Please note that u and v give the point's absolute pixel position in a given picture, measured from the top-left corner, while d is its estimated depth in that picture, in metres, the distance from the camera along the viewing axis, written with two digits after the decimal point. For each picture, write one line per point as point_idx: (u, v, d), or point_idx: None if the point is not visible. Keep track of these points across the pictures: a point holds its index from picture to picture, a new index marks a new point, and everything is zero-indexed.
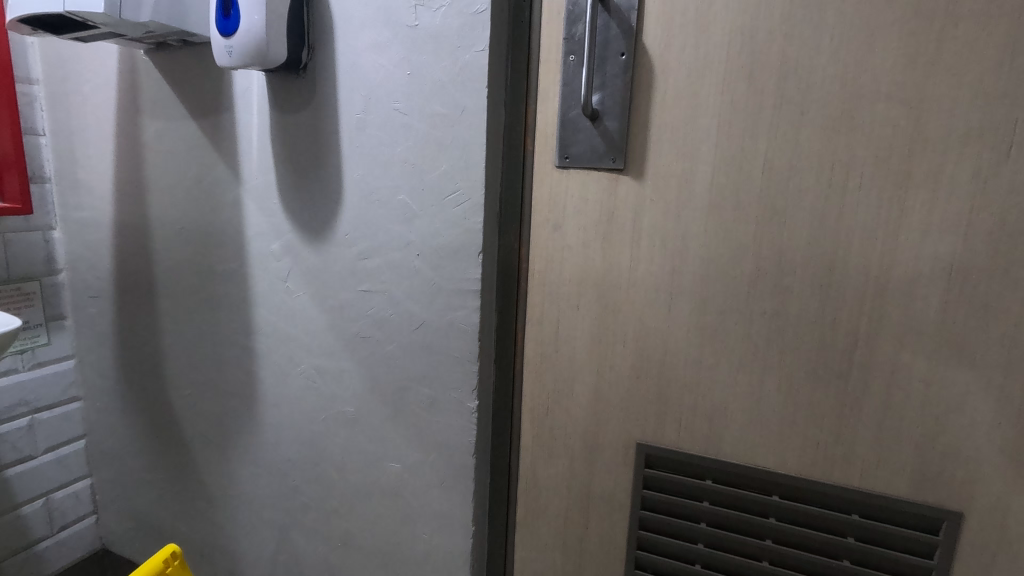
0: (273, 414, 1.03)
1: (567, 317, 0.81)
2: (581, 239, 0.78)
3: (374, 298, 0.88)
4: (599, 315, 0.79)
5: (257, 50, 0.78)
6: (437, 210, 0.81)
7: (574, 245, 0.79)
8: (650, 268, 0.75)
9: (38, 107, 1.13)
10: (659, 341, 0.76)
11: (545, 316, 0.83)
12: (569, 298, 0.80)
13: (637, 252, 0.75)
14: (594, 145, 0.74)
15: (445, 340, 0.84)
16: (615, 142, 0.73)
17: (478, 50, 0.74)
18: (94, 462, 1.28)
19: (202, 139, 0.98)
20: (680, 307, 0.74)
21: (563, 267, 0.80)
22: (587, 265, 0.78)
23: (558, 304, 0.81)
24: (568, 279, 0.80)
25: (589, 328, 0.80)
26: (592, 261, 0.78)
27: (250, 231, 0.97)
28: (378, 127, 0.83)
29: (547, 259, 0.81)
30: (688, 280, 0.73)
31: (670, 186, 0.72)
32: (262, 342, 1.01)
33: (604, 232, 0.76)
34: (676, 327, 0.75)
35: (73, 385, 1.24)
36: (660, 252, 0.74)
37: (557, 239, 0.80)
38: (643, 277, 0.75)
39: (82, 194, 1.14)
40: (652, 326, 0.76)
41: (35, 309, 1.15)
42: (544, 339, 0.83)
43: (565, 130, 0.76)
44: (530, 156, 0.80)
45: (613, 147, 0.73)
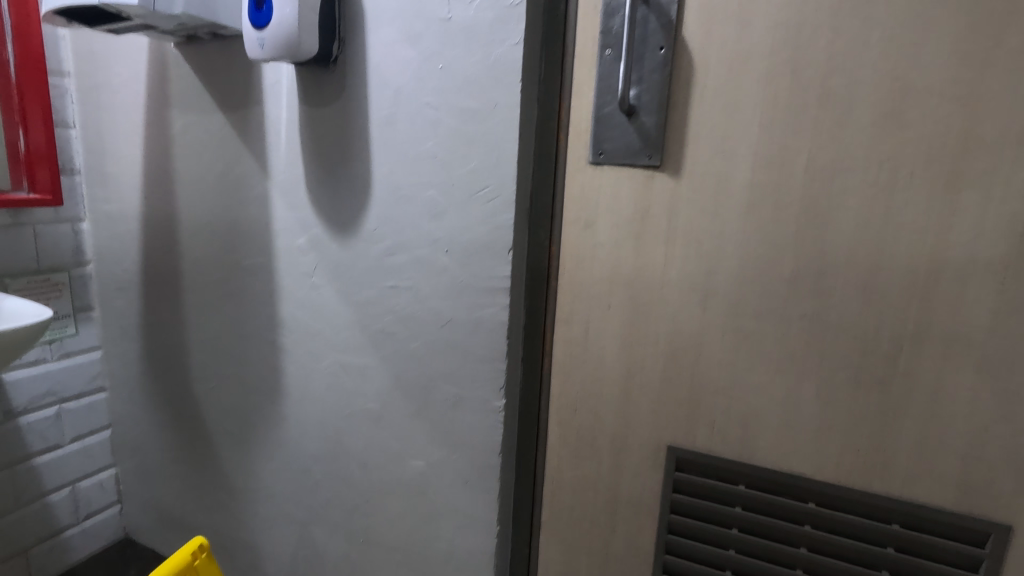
0: (297, 409, 1.02)
1: (597, 316, 0.79)
2: (613, 237, 0.76)
3: (401, 295, 0.88)
4: (630, 315, 0.77)
5: (289, 43, 0.77)
6: (466, 206, 0.80)
7: (606, 243, 0.77)
8: (685, 267, 0.73)
9: (69, 100, 1.14)
10: (692, 342, 0.74)
11: (575, 315, 0.81)
12: (599, 298, 0.79)
13: (671, 252, 0.73)
14: (630, 141, 0.73)
15: (472, 338, 0.83)
16: (651, 138, 0.72)
17: (512, 44, 0.73)
18: (118, 453, 1.29)
19: (230, 132, 0.98)
20: (715, 309, 0.72)
21: (594, 266, 0.78)
22: (619, 264, 0.77)
23: (588, 303, 0.80)
24: (598, 278, 0.78)
25: (619, 329, 0.78)
26: (624, 260, 0.76)
27: (277, 225, 0.97)
28: (408, 121, 0.82)
29: (578, 257, 0.79)
30: (724, 279, 0.71)
31: (708, 183, 0.70)
32: (287, 336, 1.00)
33: (637, 230, 0.75)
34: (711, 329, 0.73)
35: (100, 376, 1.25)
36: (696, 252, 0.72)
37: (588, 237, 0.78)
38: (677, 277, 0.74)
39: (111, 187, 1.15)
40: (685, 327, 0.74)
41: (63, 300, 1.16)
42: (573, 338, 0.82)
43: (599, 126, 0.75)
44: (562, 152, 0.78)
45: (649, 143, 0.72)
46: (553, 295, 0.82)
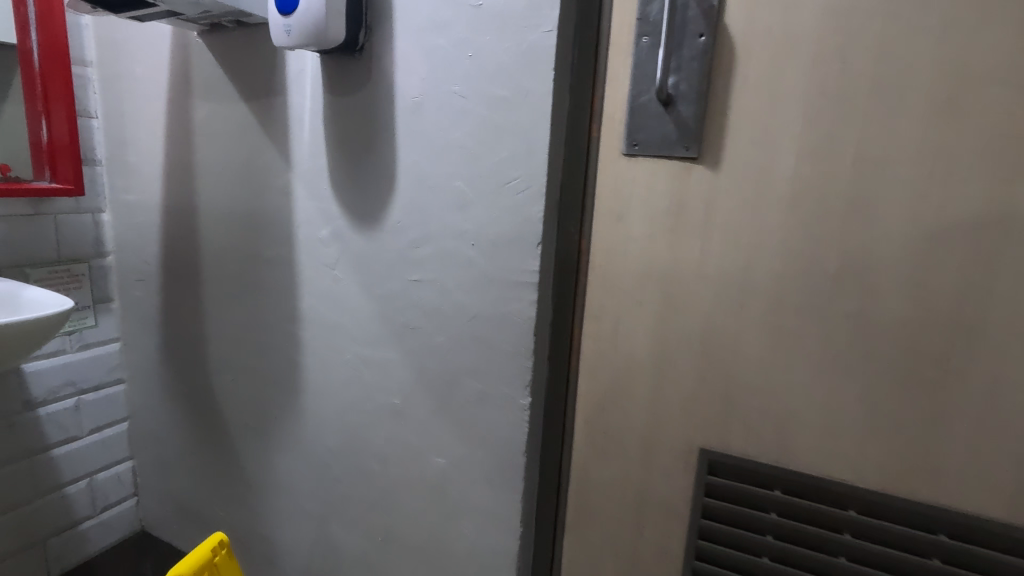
0: (316, 403, 1.01)
1: (627, 313, 0.77)
2: (647, 231, 0.74)
3: (425, 288, 0.86)
4: (663, 312, 0.75)
5: (317, 30, 0.76)
6: (494, 198, 0.78)
7: (640, 237, 0.75)
8: (722, 262, 0.70)
9: (91, 90, 1.14)
10: (728, 341, 0.72)
11: (605, 311, 0.79)
12: (631, 294, 0.76)
13: (708, 247, 0.71)
14: (666, 132, 0.70)
15: (497, 333, 0.81)
16: (689, 128, 0.69)
17: (545, 30, 0.71)
18: (135, 445, 1.29)
19: (253, 123, 0.97)
20: (753, 307, 0.70)
21: (625, 261, 0.76)
22: (652, 259, 0.74)
23: (619, 299, 0.77)
24: (630, 273, 0.76)
25: (651, 326, 0.76)
26: (657, 255, 0.74)
27: (299, 217, 0.96)
28: (435, 110, 0.80)
29: (609, 251, 0.77)
30: (763, 275, 0.69)
31: (748, 175, 0.68)
32: (307, 329, 0.99)
33: (672, 224, 0.72)
34: (749, 327, 0.70)
35: (118, 368, 1.25)
36: (734, 247, 0.70)
37: (620, 231, 0.76)
38: (713, 273, 0.71)
39: (132, 178, 1.14)
40: (721, 325, 0.72)
41: (83, 290, 1.16)
42: (602, 336, 0.79)
43: (634, 116, 0.72)
44: (595, 142, 0.76)
45: (687, 134, 0.69)
46: (582, 290, 0.80)
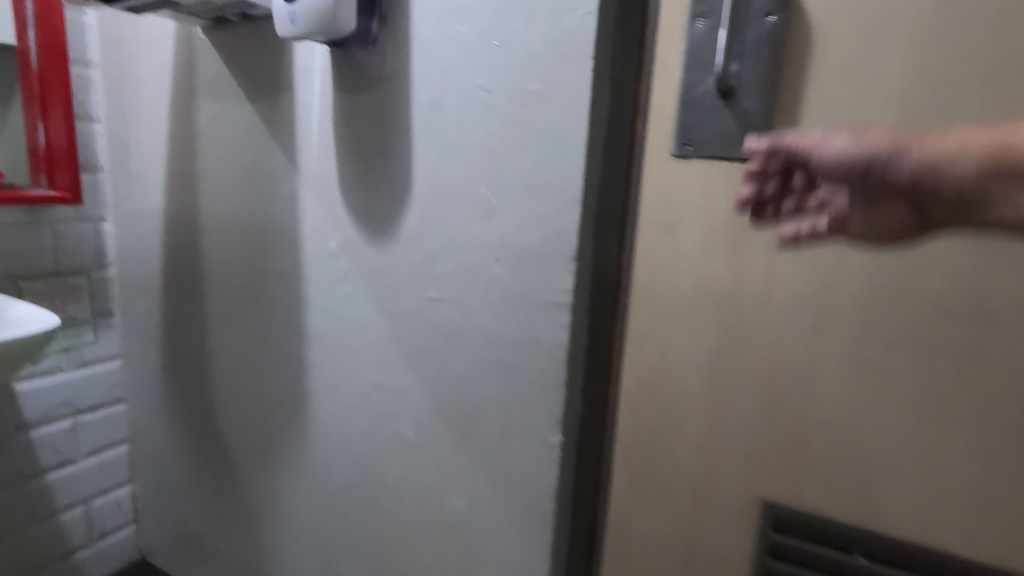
0: (323, 432, 0.92)
1: (677, 340, 0.66)
2: (701, 246, 0.64)
3: (442, 307, 0.76)
4: (720, 339, 0.64)
5: (323, 17, 0.67)
6: (523, 206, 0.68)
7: (693, 252, 0.64)
8: (795, 281, 0.60)
9: (93, 92, 1.07)
10: (800, 373, 0.61)
11: (651, 337, 0.68)
12: (682, 317, 0.66)
13: (776, 264, 0.60)
14: (726, 129, 0.60)
15: (525, 361, 0.71)
16: (754, 124, 0.59)
17: (584, 13, 0.61)
18: (136, 468, 1.21)
19: (259, 124, 0.89)
20: (832, 335, 0.59)
21: (675, 279, 0.65)
22: (708, 278, 0.64)
23: (667, 323, 0.67)
24: (680, 294, 0.65)
25: (706, 355, 0.65)
26: (714, 273, 0.63)
27: (306, 226, 0.87)
28: (456, 107, 0.71)
29: (655, 268, 0.66)
30: (844, 297, 0.58)
31: (827, 179, 0.57)
32: (314, 350, 0.90)
33: (733, 237, 0.62)
34: (825, 358, 0.60)
35: (119, 387, 1.17)
36: (808, 265, 0.59)
37: (670, 245, 0.65)
38: (781, 294, 0.61)
39: (135, 185, 1.07)
40: (791, 356, 0.61)
41: (81, 304, 1.09)
42: (646, 365, 0.69)
43: (687, 110, 0.62)
44: (640, 143, 0.66)
45: (751, 131, 0.59)
46: (625, 312, 0.69)
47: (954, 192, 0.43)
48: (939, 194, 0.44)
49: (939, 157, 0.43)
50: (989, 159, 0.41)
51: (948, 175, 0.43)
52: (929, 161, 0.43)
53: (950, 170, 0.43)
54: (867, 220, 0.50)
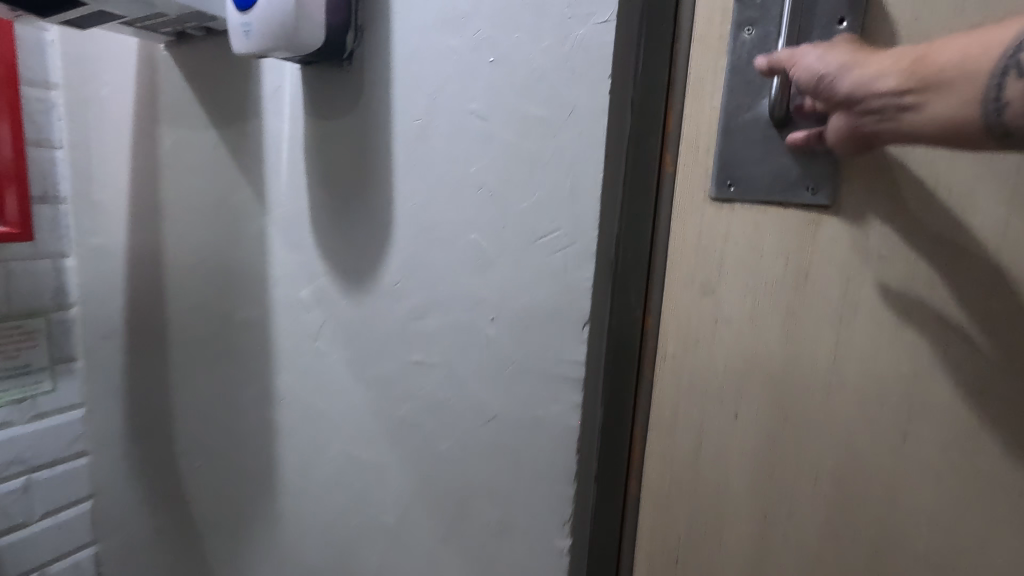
0: (295, 508, 0.79)
1: (716, 427, 0.53)
2: (747, 312, 0.50)
3: (429, 374, 0.64)
4: (772, 430, 0.50)
5: (283, 29, 0.56)
6: (523, 257, 0.56)
7: (735, 319, 0.51)
8: (872, 363, 0.46)
9: (56, 115, 0.97)
10: (877, 482, 0.47)
11: (682, 420, 0.55)
12: (719, 398, 0.52)
13: (847, 340, 0.47)
14: (780, 168, 0.47)
15: (526, 444, 0.58)
16: (817, 161, 0.46)
17: (599, 21, 0.49)
18: (99, 529, 1.09)
19: (225, 154, 0.78)
20: (925, 436, 0.45)
21: (714, 351, 0.52)
22: (756, 353, 0.50)
23: (703, 405, 0.53)
24: (720, 370, 0.52)
25: (751, 447, 0.52)
26: (765, 347, 0.50)
27: (276, 271, 0.75)
28: (445, 137, 0.59)
29: (688, 337, 0.53)
30: (942, 387, 0.44)
31: (919, 237, 0.43)
32: (285, 413, 0.78)
33: (789, 302, 0.48)
34: (914, 466, 0.46)
35: (81, 439, 1.06)
36: (893, 343, 0.45)
37: (706, 309, 0.52)
38: (856, 378, 0.47)
39: (98, 218, 0.97)
40: (868, 458, 0.47)
41: (38, 350, 0.98)
42: (676, 455, 0.55)
43: (730, 143, 0.49)
44: (668, 181, 0.53)
45: (814, 170, 0.46)
46: (649, 388, 0.56)
47: (886, 110, 0.37)
48: (874, 113, 0.38)
49: (876, 68, 0.37)
50: (923, 73, 0.35)
51: (880, 91, 0.37)
52: (867, 72, 0.38)
53: (884, 85, 0.37)
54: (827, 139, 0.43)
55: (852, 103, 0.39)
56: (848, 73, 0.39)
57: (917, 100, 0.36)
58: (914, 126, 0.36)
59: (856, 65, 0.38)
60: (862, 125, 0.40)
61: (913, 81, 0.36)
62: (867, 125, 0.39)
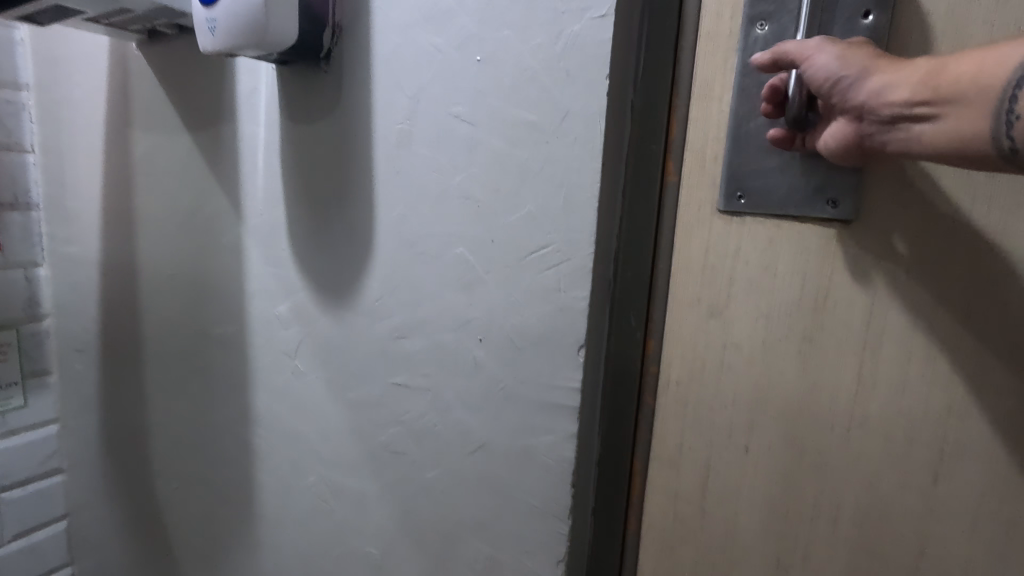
0: (274, 535, 0.74)
1: (725, 462, 0.48)
2: (760, 337, 0.45)
3: (412, 398, 0.59)
4: (787, 468, 0.46)
5: (249, 26, 0.52)
6: (513, 275, 0.51)
7: (746, 346, 0.46)
8: (899, 395, 0.42)
9: (27, 117, 0.92)
10: (905, 528, 0.43)
11: (689, 454, 0.50)
12: (730, 432, 0.48)
13: (872, 370, 0.42)
14: (793, 178, 0.43)
15: (516, 477, 0.53)
16: (838, 171, 0.41)
17: (594, 16, 0.45)
18: (75, 550, 1.04)
19: (199, 159, 0.73)
20: (959, 477, 0.41)
21: (722, 379, 0.47)
22: (768, 382, 0.46)
23: (711, 438, 0.49)
24: (729, 400, 0.47)
25: (765, 487, 0.47)
26: (779, 375, 0.45)
27: (252, 285, 0.71)
28: (429, 142, 0.55)
29: (694, 362, 0.49)
30: (980, 426, 0.40)
31: (955, 257, 0.39)
32: (263, 435, 0.73)
33: (807, 327, 0.44)
34: (947, 510, 0.41)
35: (55, 456, 1.01)
36: (923, 374, 0.41)
37: (714, 332, 0.47)
38: (880, 412, 0.42)
39: (70, 226, 0.92)
40: (894, 501, 0.43)
41: (9, 363, 0.94)
42: (681, 492, 0.51)
43: (740, 150, 0.45)
44: (671, 191, 0.48)
45: (831, 181, 0.42)
46: (650, 418, 0.51)
47: (897, 121, 0.34)
48: (882, 123, 0.35)
49: (889, 76, 0.34)
50: (942, 86, 0.32)
51: (892, 100, 0.34)
52: (880, 79, 0.34)
53: (897, 94, 0.34)
54: (822, 149, 0.39)
55: (858, 110, 0.36)
56: (860, 78, 0.35)
57: (932, 113, 0.33)
58: (925, 141, 0.33)
59: (870, 69, 0.35)
60: (865, 136, 0.36)
61: (931, 94, 0.33)
62: (871, 136, 0.36)
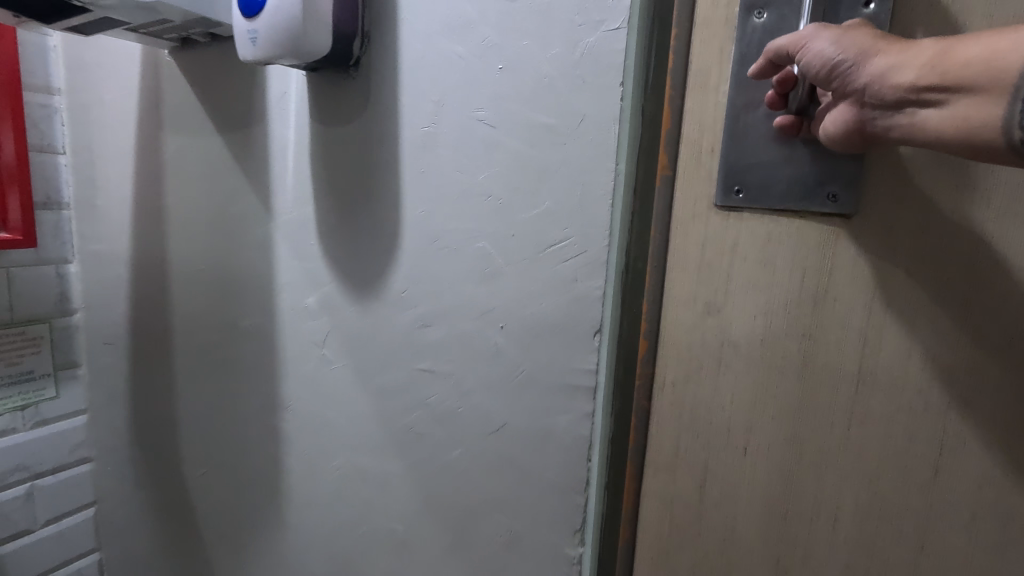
0: (301, 517, 0.79)
1: (721, 461, 0.48)
2: (756, 333, 0.45)
3: (436, 383, 0.63)
4: (785, 467, 0.45)
5: (289, 37, 0.56)
6: (532, 266, 0.55)
7: (743, 345, 0.46)
8: (898, 392, 0.41)
9: (59, 120, 0.97)
10: (905, 529, 0.42)
11: (685, 457, 0.49)
12: (726, 435, 0.47)
13: (870, 367, 0.41)
14: (795, 171, 0.43)
15: (535, 455, 0.58)
16: (838, 165, 0.41)
17: (609, 29, 0.49)
18: (102, 536, 1.08)
19: (229, 159, 0.77)
20: (961, 476, 0.39)
21: (718, 377, 0.47)
22: (765, 380, 0.45)
23: (707, 438, 0.48)
24: (725, 398, 0.47)
25: (762, 490, 0.46)
26: (776, 373, 0.45)
27: (281, 279, 0.75)
28: (453, 144, 0.59)
29: (691, 360, 0.48)
30: (989, 424, 0.38)
31: (959, 247, 0.38)
32: (291, 422, 0.77)
33: (804, 323, 0.43)
34: (948, 515, 0.40)
35: (84, 446, 1.05)
36: (923, 371, 0.40)
37: (711, 330, 0.47)
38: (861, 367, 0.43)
39: (101, 224, 0.96)
40: (894, 501, 0.42)
41: (42, 356, 0.98)
42: (677, 491, 0.50)
43: (736, 145, 0.45)
44: (667, 186, 0.48)
45: (832, 175, 0.41)
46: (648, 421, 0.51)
47: (900, 108, 0.33)
48: (886, 110, 0.34)
49: (893, 58, 0.33)
50: (948, 70, 0.31)
51: (896, 83, 0.33)
52: (883, 61, 0.33)
53: (901, 78, 0.32)
54: (826, 134, 0.39)
55: (860, 92, 0.34)
56: (861, 61, 0.34)
57: (938, 100, 0.32)
58: (930, 130, 0.32)
59: (872, 50, 0.33)
60: (868, 121, 0.35)
61: (937, 79, 0.31)
62: (873, 121, 0.35)
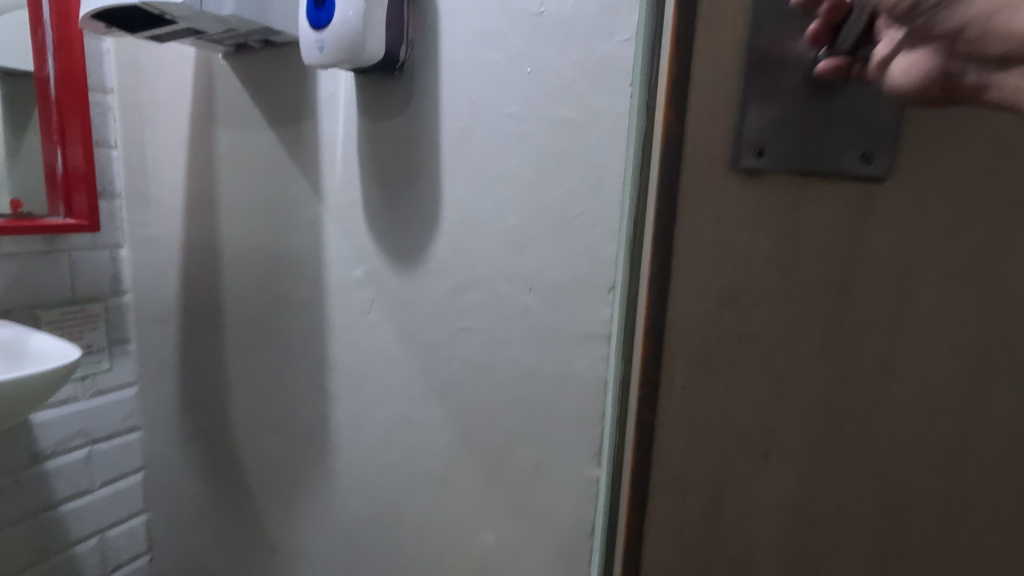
0: (346, 464, 0.90)
1: (743, 477, 0.40)
2: (778, 324, 0.38)
3: (471, 338, 0.75)
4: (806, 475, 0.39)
5: (351, 47, 0.67)
6: (557, 235, 0.67)
7: (765, 338, 0.38)
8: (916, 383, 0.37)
9: (111, 117, 1.06)
10: (922, 528, 0.39)
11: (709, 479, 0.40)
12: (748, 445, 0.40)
13: (893, 355, 0.38)
14: (855, 119, 0.37)
15: (560, 394, 0.69)
16: (870, 125, 0.36)
17: (620, 40, 0.60)
18: (150, 498, 1.18)
19: (281, 151, 0.88)
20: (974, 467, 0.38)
21: (738, 378, 0.39)
22: (788, 377, 0.39)
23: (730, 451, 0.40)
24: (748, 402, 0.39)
25: (787, 491, 0.40)
26: (795, 371, 0.38)
27: (329, 255, 0.85)
28: (487, 135, 0.70)
29: (711, 358, 0.39)
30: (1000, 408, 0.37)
31: (977, 216, 0.36)
32: (337, 381, 0.88)
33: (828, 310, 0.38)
34: (969, 508, 0.38)
35: (134, 415, 1.15)
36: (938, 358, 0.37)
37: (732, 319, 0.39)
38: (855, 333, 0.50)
39: (152, 211, 1.06)
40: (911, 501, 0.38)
41: (98, 331, 1.07)
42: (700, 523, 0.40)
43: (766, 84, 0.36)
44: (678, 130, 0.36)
45: (870, 133, 0.36)
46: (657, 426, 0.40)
47: (1009, 58, 0.32)
48: (988, 60, 0.33)
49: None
50: None
51: (1012, 32, 0.31)
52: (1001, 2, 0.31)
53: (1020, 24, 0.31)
54: (889, 83, 0.36)
55: (951, 36, 0.33)
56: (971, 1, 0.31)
57: None
58: None
59: None
60: (956, 73, 0.34)
61: None
62: (963, 74, 0.33)
